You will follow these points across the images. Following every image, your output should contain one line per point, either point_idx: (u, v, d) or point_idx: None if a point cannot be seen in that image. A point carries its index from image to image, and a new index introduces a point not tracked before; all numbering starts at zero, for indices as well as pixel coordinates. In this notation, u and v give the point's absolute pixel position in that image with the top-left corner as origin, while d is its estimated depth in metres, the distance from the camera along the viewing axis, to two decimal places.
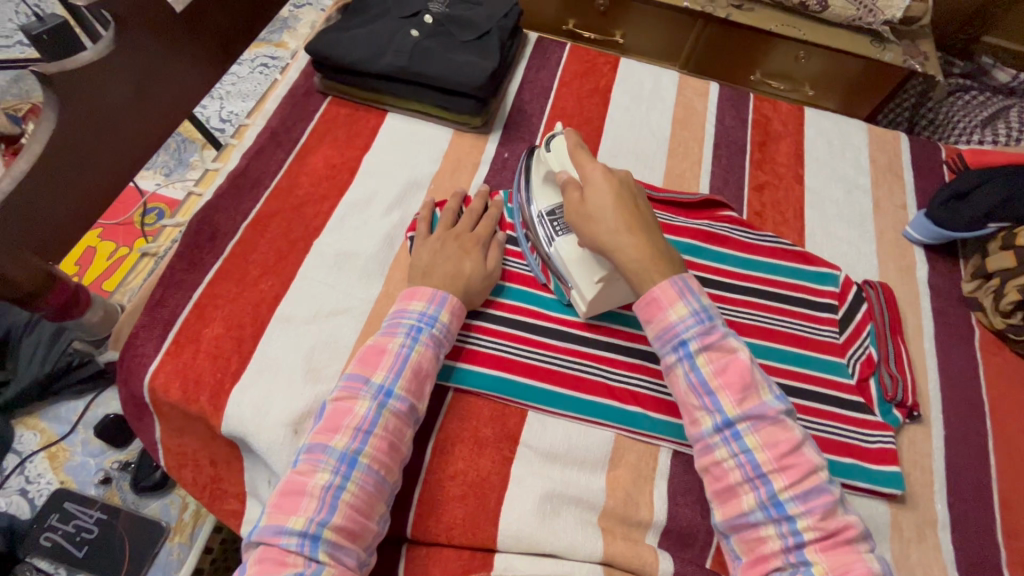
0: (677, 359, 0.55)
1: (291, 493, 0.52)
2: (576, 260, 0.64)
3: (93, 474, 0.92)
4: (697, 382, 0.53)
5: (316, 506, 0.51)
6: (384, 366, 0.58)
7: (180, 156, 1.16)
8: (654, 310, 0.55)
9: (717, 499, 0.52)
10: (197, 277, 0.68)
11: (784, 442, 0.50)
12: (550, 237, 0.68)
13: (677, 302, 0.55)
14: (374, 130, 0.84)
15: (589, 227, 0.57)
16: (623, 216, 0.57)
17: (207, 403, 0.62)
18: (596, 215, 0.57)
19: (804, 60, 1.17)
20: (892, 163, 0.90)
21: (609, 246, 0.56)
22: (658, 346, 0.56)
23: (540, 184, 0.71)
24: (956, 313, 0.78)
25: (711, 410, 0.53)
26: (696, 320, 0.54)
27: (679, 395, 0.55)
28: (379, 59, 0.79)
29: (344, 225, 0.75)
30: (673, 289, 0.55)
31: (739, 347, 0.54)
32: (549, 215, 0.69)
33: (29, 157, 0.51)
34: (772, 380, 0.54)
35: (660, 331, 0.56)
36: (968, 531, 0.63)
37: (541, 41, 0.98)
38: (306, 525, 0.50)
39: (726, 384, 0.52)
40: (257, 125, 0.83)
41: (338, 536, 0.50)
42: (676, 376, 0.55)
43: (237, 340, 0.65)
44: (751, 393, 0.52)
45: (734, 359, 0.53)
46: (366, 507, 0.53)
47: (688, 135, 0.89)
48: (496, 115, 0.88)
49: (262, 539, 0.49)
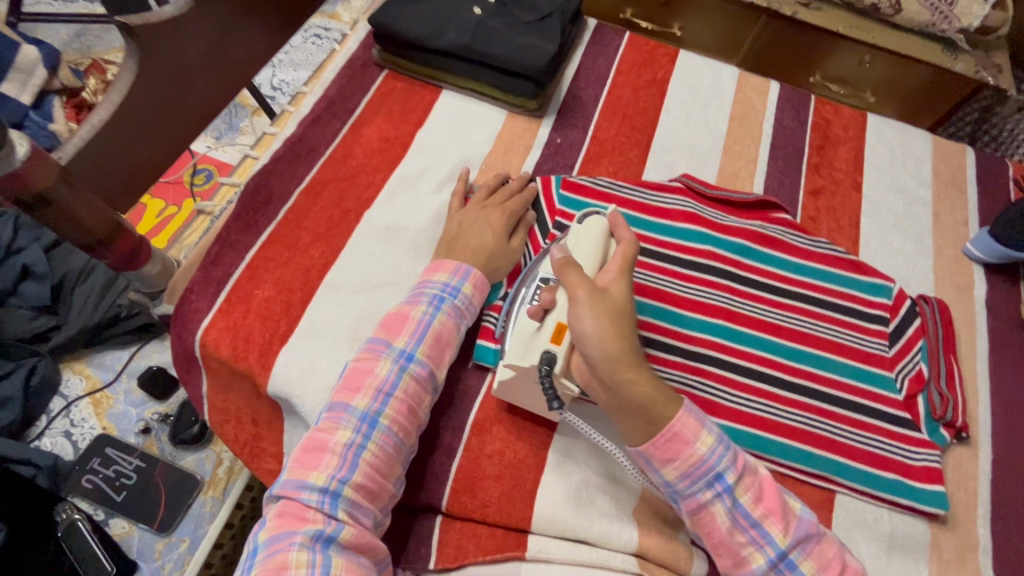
0: (715, 496, 0.51)
1: (313, 449, 0.53)
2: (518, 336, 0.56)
3: (134, 423, 0.94)
4: (740, 516, 0.51)
5: (337, 463, 0.52)
6: (406, 332, 0.59)
7: (232, 121, 1.18)
8: (675, 447, 0.51)
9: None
10: (250, 238, 0.70)
11: (835, 560, 0.51)
12: (525, 300, 0.61)
13: (701, 433, 0.52)
14: (429, 106, 0.84)
15: (599, 322, 0.51)
16: (632, 329, 0.53)
17: (255, 361, 0.63)
18: (613, 318, 0.52)
19: (870, 65, 1.13)
20: (955, 176, 0.87)
21: (621, 363, 0.51)
22: (685, 484, 0.52)
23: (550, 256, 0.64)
24: (1013, 336, 0.75)
25: (761, 543, 0.51)
26: (722, 445, 0.52)
27: (718, 537, 0.51)
28: (441, 34, 0.79)
29: (395, 199, 0.75)
30: (696, 421, 0.52)
31: (758, 465, 0.54)
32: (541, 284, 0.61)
33: (109, 107, 0.53)
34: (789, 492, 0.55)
35: (688, 469, 0.51)
36: (1011, 558, 0.61)
37: (600, 27, 0.96)
38: (328, 482, 0.51)
39: (770, 512, 0.51)
40: (315, 93, 0.84)
41: (358, 494, 0.51)
42: (715, 516, 0.51)
43: (286, 304, 0.66)
44: (791, 514, 0.52)
45: (764, 481, 0.53)
46: (384, 467, 0.54)
47: (745, 133, 0.87)
48: (551, 99, 0.87)
49: (283, 493, 0.50)
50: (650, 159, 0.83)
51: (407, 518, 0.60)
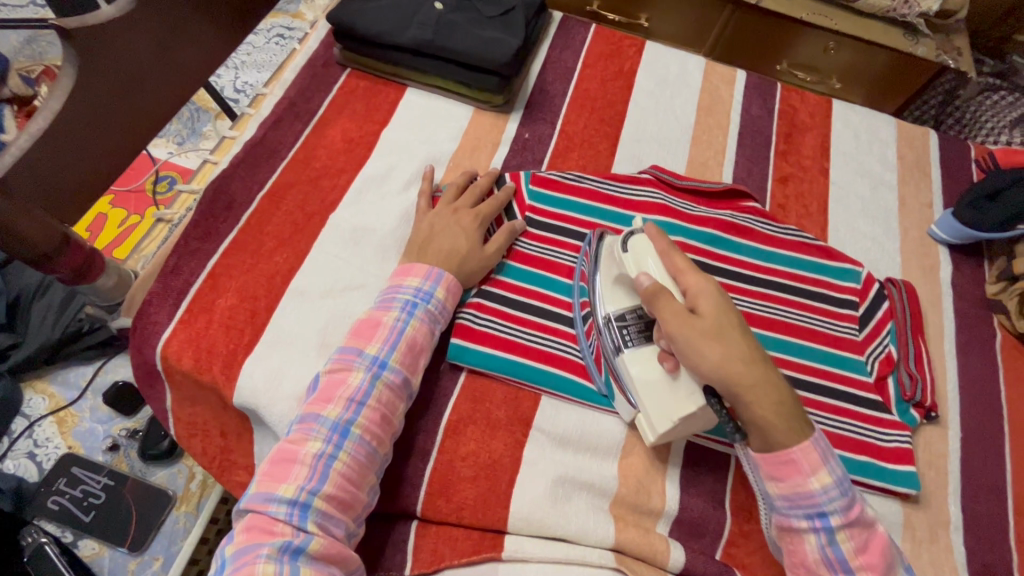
0: (811, 528, 0.49)
1: (282, 460, 0.52)
2: (652, 385, 0.55)
3: (101, 441, 0.92)
4: (834, 558, 0.49)
5: (307, 474, 0.51)
6: (378, 339, 0.58)
7: (194, 126, 1.15)
8: (786, 471, 0.49)
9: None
10: (211, 246, 0.68)
11: None
12: (617, 346, 0.58)
13: (821, 470, 0.49)
14: (394, 105, 0.82)
15: (712, 349, 0.50)
16: (742, 344, 0.50)
17: (219, 373, 0.61)
18: (718, 341, 0.50)
19: (834, 51, 1.14)
20: (919, 159, 0.88)
21: (739, 388, 0.49)
22: (785, 505, 0.50)
23: (609, 283, 0.62)
24: (978, 315, 0.76)
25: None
26: (841, 489, 0.49)
27: (801, 560, 0.51)
28: (402, 30, 0.78)
29: (361, 201, 0.74)
30: (819, 454, 0.49)
31: (875, 520, 0.51)
32: (618, 321, 0.60)
33: (46, 115, 0.51)
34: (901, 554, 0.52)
35: (792, 493, 0.50)
36: (981, 533, 0.63)
37: (565, 20, 0.96)
38: (296, 494, 0.50)
39: (869, 566, 0.49)
40: (275, 95, 0.82)
41: (329, 506, 0.50)
42: (804, 545, 0.50)
43: (250, 312, 0.64)
44: (892, 573, 0.49)
45: (874, 536, 0.50)
46: (357, 476, 0.53)
47: (713, 122, 0.87)
48: (518, 94, 0.86)
49: (250, 507, 0.49)
50: (619, 152, 0.83)
51: (382, 524, 0.59)
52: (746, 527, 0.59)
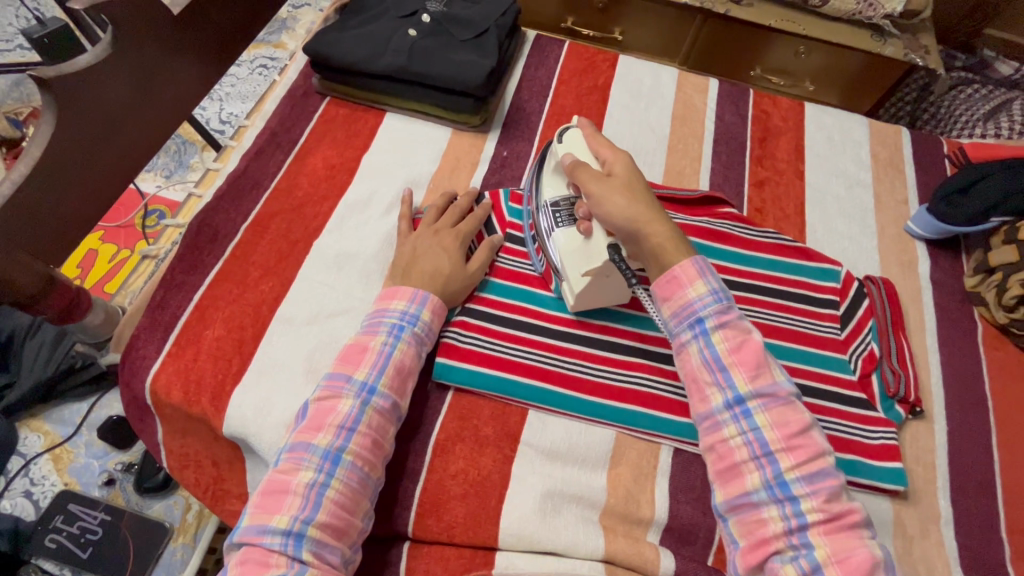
0: (693, 337, 0.54)
1: (274, 492, 0.52)
2: (572, 251, 0.64)
3: (96, 476, 0.93)
4: (711, 358, 0.53)
5: (300, 504, 0.51)
6: (366, 363, 0.59)
7: (180, 158, 1.17)
8: (672, 288, 0.55)
9: (718, 479, 0.52)
10: (197, 278, 0.69)
11: (794, 423, 0.51)
12: (550, 227, 0.68)
13: (697, 280, 0.55)
14: (373, 130, 0.84)
15: (613, 198, 0.58)
16: (642, 192, 0.59)
17: (207, 404, 0.62)
18: (623, 191, 0.59)
19: (805, 55, 1.17)
20: (893, 157, 0.89)
21: (639, 222, 0.57)
22: (673, 324, 0.56)
23: (550, 175, 0.71)
24: (958, 308, 0.77)
25: (723, 385, 0.52)
26: (717, 299, 0.54)
27: (689, 372, 0.55)
28: (377, 58, 0.80)
29: (344, 226, 0.75)
30: (694, 267, 0.55)
31: (752, 329, 0.55)
32: (552, 208, 0.68)
33: (29, 161, 0.52)
34: (783, 367, 0.55)
35: (676, 308, 0.55)
36: (972, 527, 0.63)
37: (539, 39, 0.98)
38: (290, 524, 0.50)
39: (740, 362, 0.52)
40: (256, 126, 0.84)
41: (323, 534, 0.51)
42: (689, 355, 0.55)
43: (237, 342, 0.65)
44: (765, 372, 0.52)
45: (749, 341, 0.53)
46: (350, 503, 0.53)
47: (687, 131, 0.89)
48: (495, 113, 0.88)
49: (245, 539, 0.50)
50: None
51: (374, 547, 0.60)
52: None
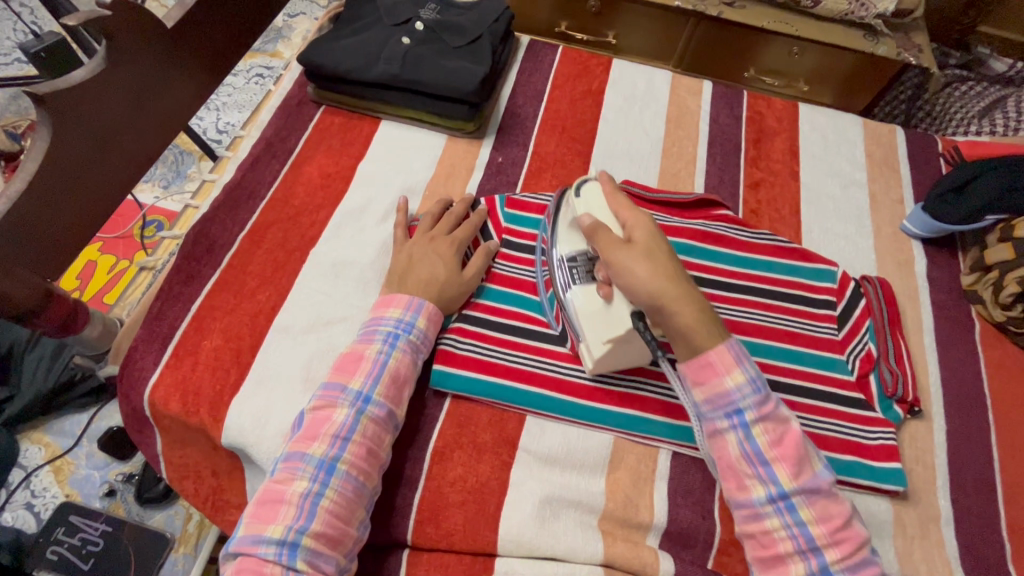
0: (731, 427, 0.53)
1: (269, 501, 0.53)
2: (592, 313, 0.62)
3: (97, 487, 0.93)
4: (752, 453, 0.52)
5: (294, 514, 0.51)
6: (361, 372, 0.59)
7: (178, 168, 1.18)
8: (707, 373, 0.54)
9: (760, 564, 0.52)
10: (194, 289, 0.69)
11: (837, 516, 0.51)
12: (567, 283, 0.65)
13: (734, 369, 0.53)
14: (368, 138, 0.84)
15: (639, 266, 0.56)
16: (668, 262, 0.57)
17: (206, 415, 0.62)
18: (647, 260, 0.57)
19: (798, 56, 1.17)
20: (887, 156, 0.89)
21: (664, 299, 0.55)
22: (707, 409, 0.54)
23: (566, 229, 0.69)
24: (955, 306, 0.77)
25: (765, 480, 0.52)
26: (755, 388, 0.53)
27: (725, 461, 0.54)
28: (370, 66, 0.80)
29: (340, 234, 0.75)
30: (730, 353, 0.53)
31: (789, 416, 0.54)
32: (570, 262, 0.67)
33: (24, 177, 0.53)
34: (819, 451, 0.55)
35: (712, 395, 0.54)
36: (972, 526, 0.63)
37: (532, 44, 0.98)
38: (284, 534, 0.50)
39: (784, 457, 0.52)
40: (252, 136, 0.84)
41: (318, 543, 0.51)
42: (726, 444, 0.53)
43: (235, 352, 0.65)
44: (807, 466, 0.52)
45: (789, 431, 0.53)
46: (345, 512, 0.53)
47: (682, 134, 0.89)
48: (489, 119, 0.88)
49: (239, 549, 0.50)
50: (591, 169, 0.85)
51: (374, 555, 0.60)
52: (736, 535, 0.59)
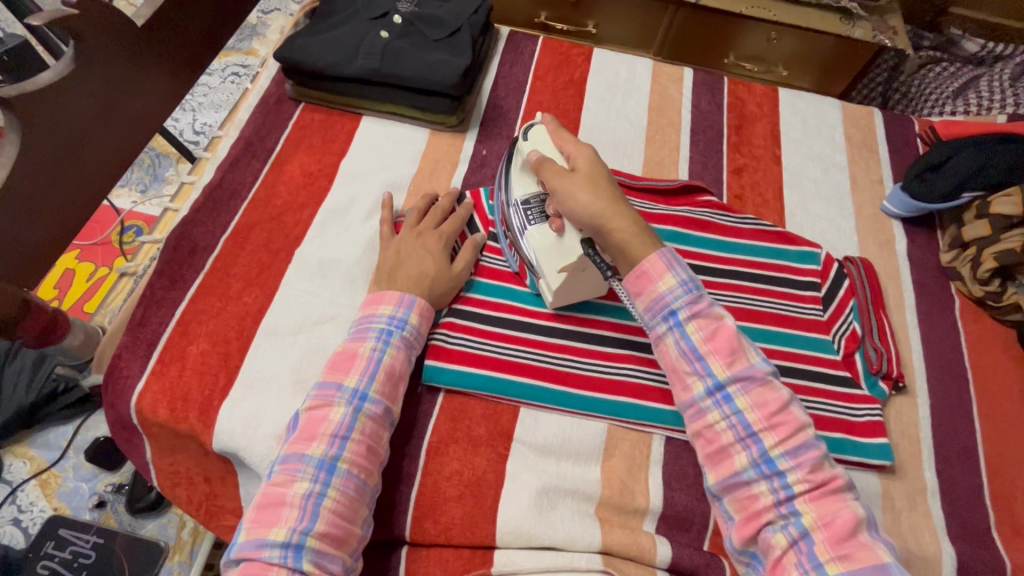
0: (668, 329, 0.55)
1: (271, 504, 0.52)
2: (547, 248, 0.64)
3: (86, 499, 0.92)
4: (688, 349, 0.54)
5: (297, 515, 0.51)
6: (356, 369, 0.59)
7: (155, 172, 1.15)
8: (643, 283, 0.56)
9: (708, 462, 0.54)
10: (178, 294, 0.68)
11: (773, 403, 0.52)
12: (523, 225, 0.67)
13: (666, 273, 0.55)
14: (350, 135, 0.83)
15: (579, 192, 0.59)
16: (607, 187, 0.59)
17: (196, 421, 0.61)
18: (589, 188, 0.59)
19: (777, 41, 1.18)
20: (866, 138, 0.91)
21: (603, 219, 0.58)
22: (647, 317, 0.57)
23: (518, 173, 0.70)
24: (936, 284, 0.79)
25: (702, 374, 0.54)
26: (687, 286, 0.55)
27: (668, 363, 0.56)
28: (350, 61, 0.79)
29: (325, 233, 0.74)
30: (661, 260, 0.56)
31: (725, 315, 0.56)
32: (523, 205, 0.68)
33: None
34: (759, 346, 0.56)
35: (650, 303, 0.56)
36: (957, 497, 0.64)
37: (512, 35, 0.98)
38: (288, 536, 0.50)
39: (715, 349, 0.54)
40: (230, 136, 0.82)
41: (322, 543, 0.50)
42: (666, 347, 0.56)
43: (223, 356, 0.64)
44: (741, 356, 0.54)
45: (722, 326, 0.55)
46: (348, 511, 0.53)
47: (665, 121, 0.89)
48: (472, 112, 0.87)
49: (243, 555, 0.49)
50: None
51: (373, 553, 0.59)
52: None
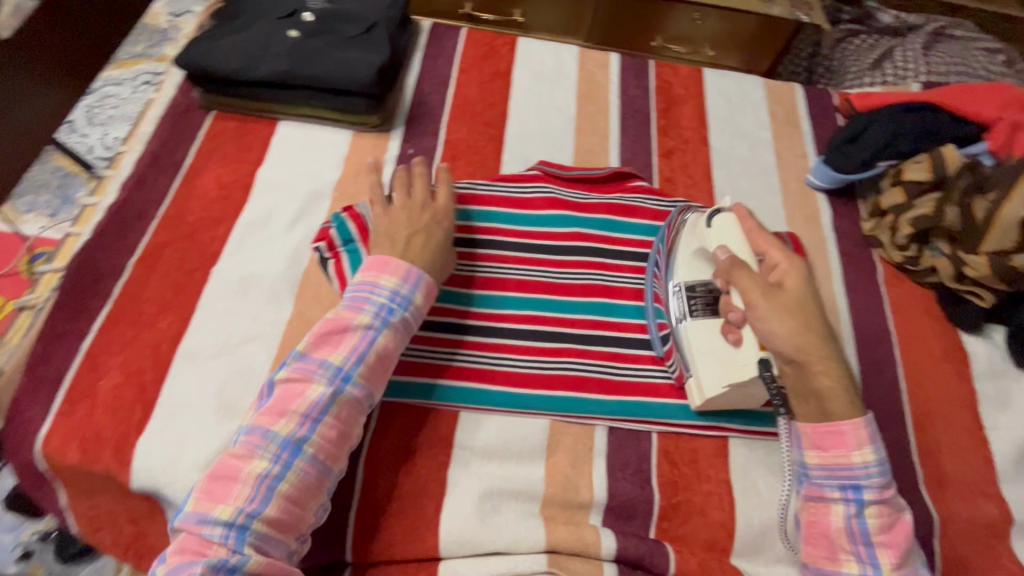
0: (841, 497, 0.53)
1: (223, 477, 0.49)
2: (710, 352, 0.61)
3: (9, 551, 0.84)
4: (857, 529, 0.53)
5: (249, 495, 0.48)
6: (345, 347, 0.55)
7: (65, 193, 1.01)
8: (833, 439, 0.53)
9: None
10: (84, 325, 0.63)
11: None
12: (682, 313, 0.64)
13: (866, 446, 0.53)
14: (266, 142, 0.79)
15: (784, 321, 0.55)
16: (817, 320, 0.56)
17: (111, 459, 0.57)
18: (796, 317, 0.55)
19: (701, 21, 1.20)
20: (789, 114, 0.93)
21: (805, 356, 0.54)
22: (821, 475, 0.54)
23: (690, 256, 0.67)
24: (860, 253, 0.81)
25: (863, 559, 0.52)
26: (881, 472, 0.53)
27: (824, 531, 0.54)
28: (257, 64, 0.75)
29: (244, 247, 0.71)
30: (867, 430, 0.53)
31: (903, 508, 0.55)
32: (687, 291, 0.65)
33: None
34: (918, 549, 0.56)
35: (831, 464, 0.54)
36: (889, 457, 0.67)
37: (434, 28, 0.95)
38: (234, 515, 0.47)
39: (890, 542, 0.52)
40: (133, 151, 0.77)
41: (270, 527, 0.48)
42: (829, 513, 0.54)
43: (138, 388, 0.60)
44: (909, 560, 0.53)
45: (901, 520, 0.53)
46: (304, 495, 0.51)
47: (593, 109, 0.89)
48: (396, 111, 0.85)
49: (184, 527, 0.48)
50: (505, 153, 0.83)
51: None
52: (675, 500, 0.61)
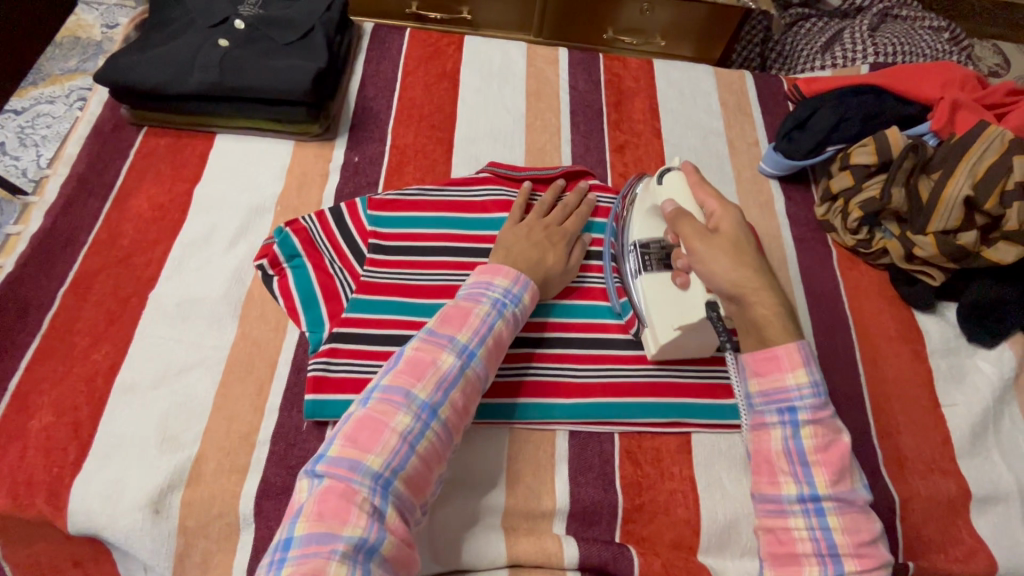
0: (779, 422, 0.51)
1: (370, 429, 0.47)
2: (664, 301, 0.62)
3: None
4: (794, 450, 0.50)
5: (393, 449, 0.47)
6: (469, 327, 0.54)
7: None
8: (770, 365, 0.52)
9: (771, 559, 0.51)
10: (9, 364, 0.60)
11: (865, 530, 0.49)
12: (637, 269, 0.66)
13: (800, 368, 0.50)
14: (203, 157, 0.76)
15: (720, 258, 0.54)
16: (754, 257, 0.55)
17: (44, 505, 0.54)
18: (732, 253, 0.54)
19: (650, 11, 1.19)
20: (740, 101, 0.92)
21: (743, 290, 0.53)
22: (761, 401, 0.52)
23: (644, 216, 0.68)
24: (814, 238, 0.81)
25: (801, 480, 0.50)
26: (817, 390, 0.51)
27: (763, 454, 0.52)
28: (186, 77, 0.72)
29: (183, 270, 0.67)
30: (800, 353, 0.51)
31: (843, 428, 0.52)
32: (642, 249, 0.66)
33: None
34: (859, 467, 0.53)
35: (769, 389, 0.52)
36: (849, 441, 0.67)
37: (376, 30, 0.92)
38: (381, 468, 0.46)
39: (827, 462, 0.50)
40: (59, 173, 0.72)
41: (405, 488, 0.47)
42: (768, 437, 0.52)
43: (72, 426, 0.57)
44: (847, 478, 0.50)
45: (840, 441, 0.50)
46: (432, 460, 0.49)
47: (543, 106, 0.87)
48: (339, 118, 0.82)
49: (330, 473, 0.45)
50: (454, 156, 0.81)
51: None
52: (638, 501, 0.60)
